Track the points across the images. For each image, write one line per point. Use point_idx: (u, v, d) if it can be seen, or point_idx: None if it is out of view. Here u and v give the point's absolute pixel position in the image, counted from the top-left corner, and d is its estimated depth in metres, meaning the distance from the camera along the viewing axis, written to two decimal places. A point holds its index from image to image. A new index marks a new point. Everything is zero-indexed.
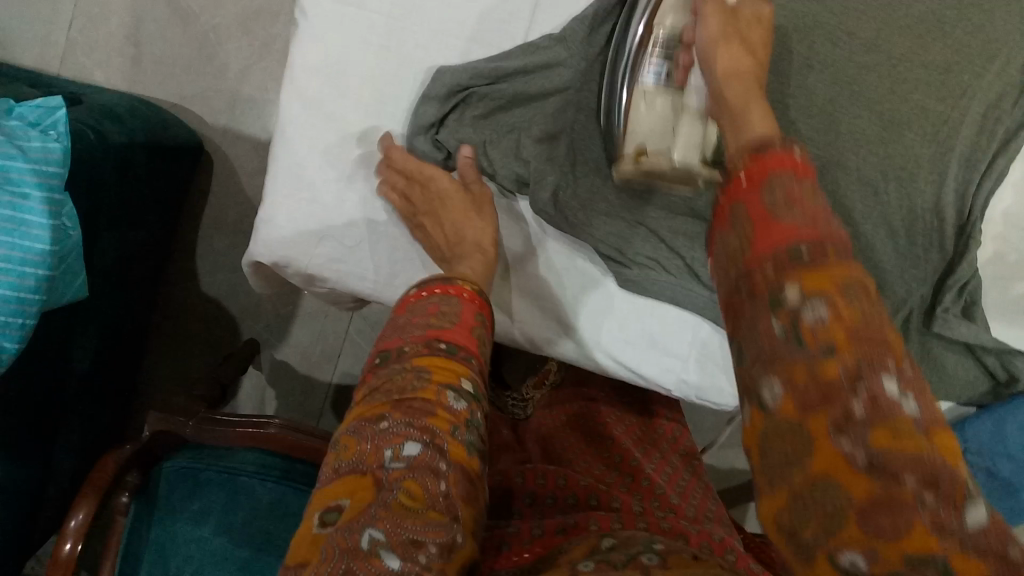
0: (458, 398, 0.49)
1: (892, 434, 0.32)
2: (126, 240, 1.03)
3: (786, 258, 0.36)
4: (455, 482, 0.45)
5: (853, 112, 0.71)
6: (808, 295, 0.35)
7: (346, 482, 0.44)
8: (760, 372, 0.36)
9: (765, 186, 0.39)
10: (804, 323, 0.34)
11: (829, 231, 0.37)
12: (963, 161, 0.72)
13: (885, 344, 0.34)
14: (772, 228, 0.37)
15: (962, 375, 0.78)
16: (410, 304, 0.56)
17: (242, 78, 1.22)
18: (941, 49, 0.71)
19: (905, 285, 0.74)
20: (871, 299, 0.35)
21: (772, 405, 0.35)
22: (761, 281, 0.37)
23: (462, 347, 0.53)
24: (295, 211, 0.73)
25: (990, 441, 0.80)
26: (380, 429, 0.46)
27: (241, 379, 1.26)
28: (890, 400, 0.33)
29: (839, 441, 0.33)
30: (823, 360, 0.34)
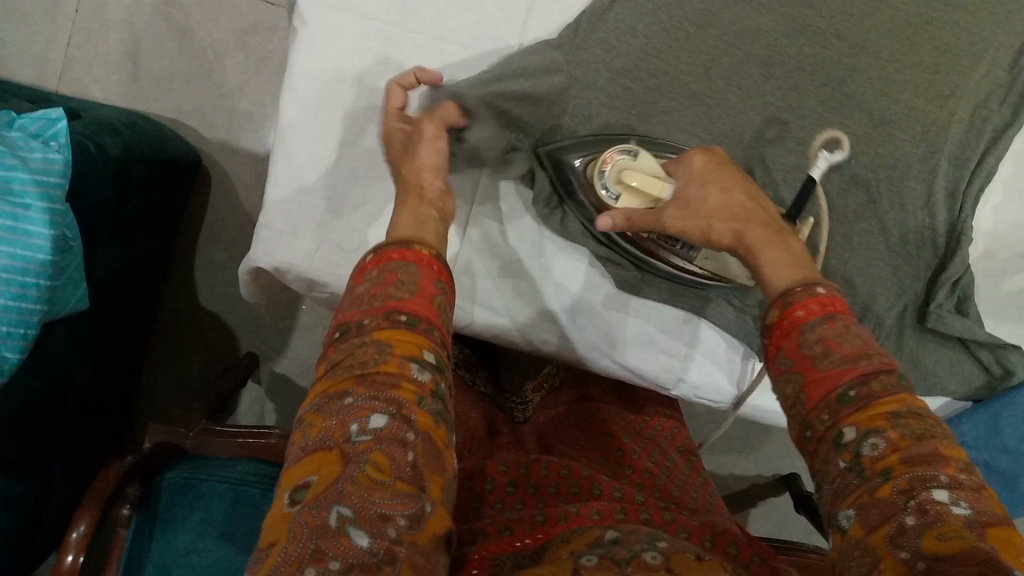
0: (422, 369, 0.50)
1: (941, 537, 0.40)
2: (127, 253, 1.04)
3: (838, 403, 0.47)
4: (422, 451, 0.47)
5: (845, 113, 0.72)
6: (864, 433, 0.45)
7: (312, 460, 0.46)
8: (838, 504, 0.46)
9: (801, 337, 0.51)
10: (863, 455, 0.45)
11: (873, 369, 0.48)
12: (953, 159, 0.74)
13: (937, 461, 0.43)
14: (819, 380, 0.49)
15: (960, 373, 0.78)
16: (368, 271, 0.55)
17: (240, 94, 1.23)
18: (929, 50, 0.72)
19: (899, 282, 0.75)
20: (918, 423, 0.45)
21: (847, 525, 0.44)
22: (820, 426, 0.48)
23: (423, 317, 0.53)
24: (294, 216, 0.74)
25: (987, 434, 0.81)
26: (345, 404, 0.48)
27: (240, 392, 1.26)
28: (938, 506, 0.41)
29: (896, 550, 0.41)
30: (880, 483, 0.44)
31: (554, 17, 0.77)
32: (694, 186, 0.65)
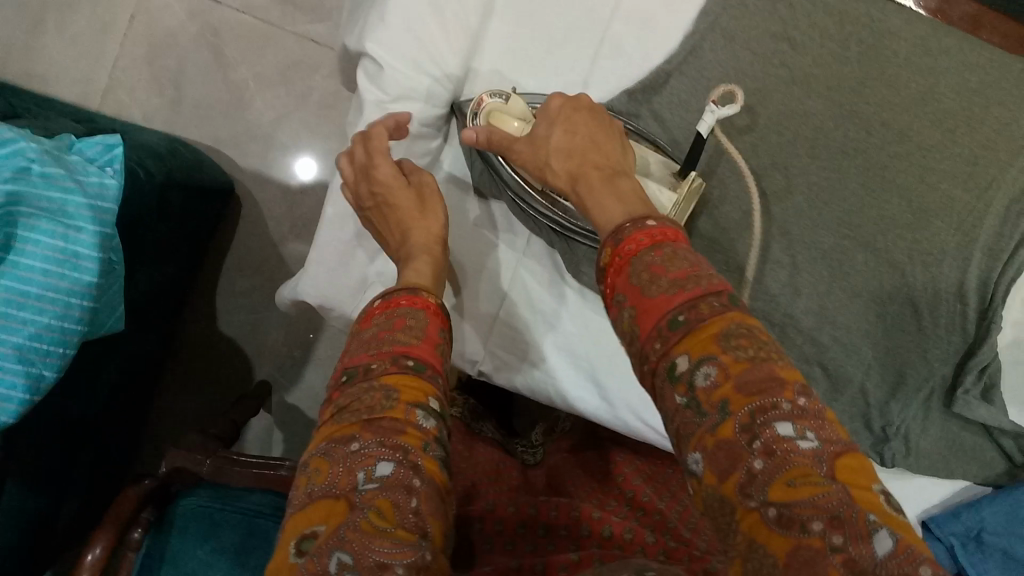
0: (426, 415, 0.55)
1: (789, 482, 0.40)
2: (158, 275, 1.05)
3: (670, 332, 0.48)
4: (426, 496, 0.51)
5: (884, 197, 0.75)
6: (696, 362, 0.46)
7: (318, 508, 0.49)
8: (686, 450, 0.45)
9: (630, 272, 0.52)
10: (697, 387, 0.45)
11: (699, 294, 0.49)
12: (987, 249, 0.75)
13: (773, 387, 0.44)
14: (652, 310, 0.50)
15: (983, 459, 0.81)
16: (377, 315, 0.63)
17: (277, 125, 1.26)
18: (970, 142, 0.75)
19: (928, 365, 0.76)
20: (748, 344, 0.45)
21: (698, 471, 0.44)
22: (654, 357, 0.49)
23: (427, 362, 0.59)
24: (344, 252, 0.77)
25: (1009, 521, 0.79)
26: (352, 451, 0.52)
27: (250, 421, 1.27)
28: (784, 444, 0.42)
29: (749, 498, 0.41)
30: (721, 423, 0.44)
31: (609, 82, 0.78)
32: (544, 125, 0.67)
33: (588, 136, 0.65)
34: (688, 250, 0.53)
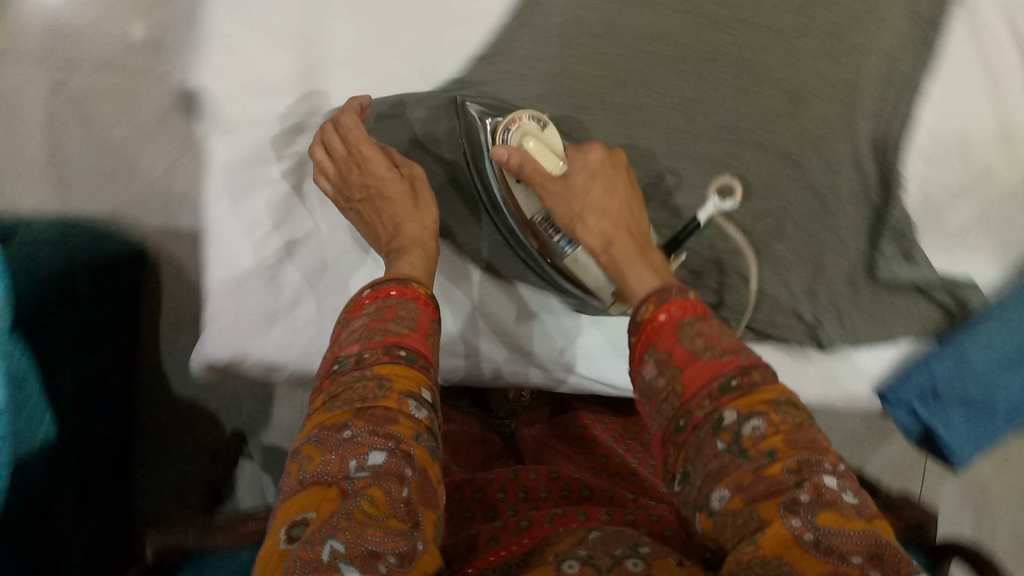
0: (418, 406, 0.55)
1: (837, 517, 0.48)
2: (77, 367, 1.01)
3: (718, 393, 0.56)
4: (417, 488, 0.51)
5: (762, 91, 0.76)
6: (743, 415, 0.54)
7: (311, 494, 0.49)
8: (711, 484, 0.53)
9: (682, 330, 0.60)
10: (743, 436, 0.53)
11: (748, 364, 0.57)
12: (875, 113, 0.76)
13: (819, 448, 0.53)
14: (699, 366, 0.57)
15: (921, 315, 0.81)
16: (367, 307, 0.61)
17: (171, 176, 1.06)
18: (829, 16, 0.76)
19: (841, 240, 0.80)
20: (796, 409, 0.54)
21: (720, 504, 0.52)
22: (699, 411, 0.56)
23: (421, 354, 0.58)
24: (240, 305, 0.80)
25: (955, 372, 0.78)
26: (344, 438, 0.52)
27: (236, 475, 1.27)
28: (829, 492, 0.50)
29: (790, 517, 0.48)
30: (768, 463, 0.51)
31: (451, 51, 0.77)
32: (581, 175, 0.73)
33: (624, 202, 0.73)
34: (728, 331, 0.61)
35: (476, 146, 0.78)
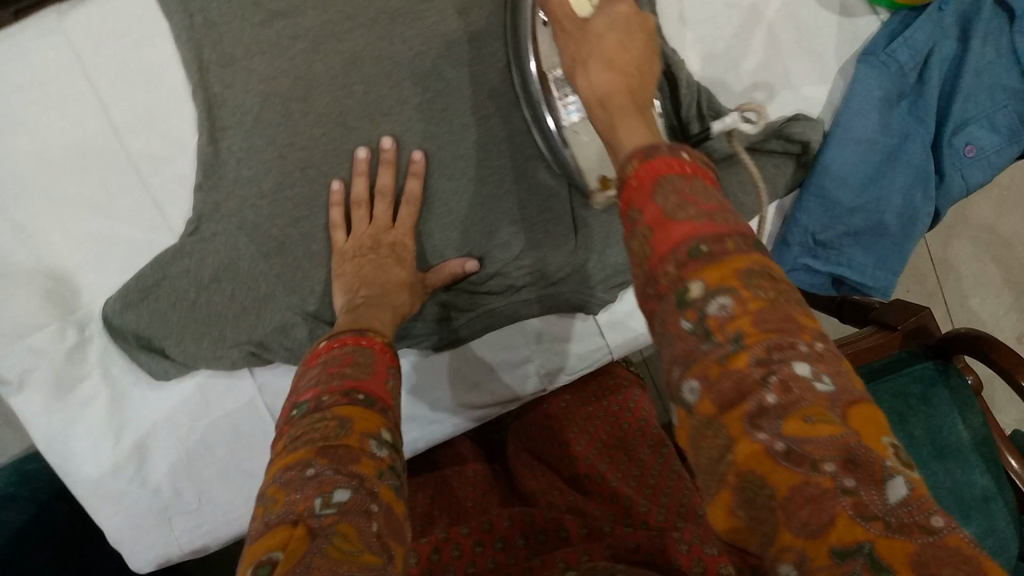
0: (381, 445, 0.44)
1: (807, 419, 0.29)
2: None
3: (686, 258, 0.33)
4: (388, 523, 0.41)
5: None
6: (711, 288, 0.32)
7: (273, 536, 0.38)
8: (678, 373, 0.32)
9: (655, 188, 0.35)
10: (710, 318, 0.31)
11: (730, 228, 0.33)
12: None
13: (792, 326, 0.31)
14: (670, 230, 0.33)
15: (917, 363, 0.91)
16: (321, 354, 0.50)
17: None
18: None
19: None
20: (774, 284, 0.32)
21: (692, 403, 0.31)
22: (662, 281, 0.33)
23: (381, 398, 0.47)
24: None
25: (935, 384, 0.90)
26: (306, 476, 0.41)
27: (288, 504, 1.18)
28: (802, 383, 0.29)
29: (757, 432, 0.29)
30: (734, 352, 0.30)
31: None
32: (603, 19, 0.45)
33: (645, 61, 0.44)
34: (714, 190, 0.35)
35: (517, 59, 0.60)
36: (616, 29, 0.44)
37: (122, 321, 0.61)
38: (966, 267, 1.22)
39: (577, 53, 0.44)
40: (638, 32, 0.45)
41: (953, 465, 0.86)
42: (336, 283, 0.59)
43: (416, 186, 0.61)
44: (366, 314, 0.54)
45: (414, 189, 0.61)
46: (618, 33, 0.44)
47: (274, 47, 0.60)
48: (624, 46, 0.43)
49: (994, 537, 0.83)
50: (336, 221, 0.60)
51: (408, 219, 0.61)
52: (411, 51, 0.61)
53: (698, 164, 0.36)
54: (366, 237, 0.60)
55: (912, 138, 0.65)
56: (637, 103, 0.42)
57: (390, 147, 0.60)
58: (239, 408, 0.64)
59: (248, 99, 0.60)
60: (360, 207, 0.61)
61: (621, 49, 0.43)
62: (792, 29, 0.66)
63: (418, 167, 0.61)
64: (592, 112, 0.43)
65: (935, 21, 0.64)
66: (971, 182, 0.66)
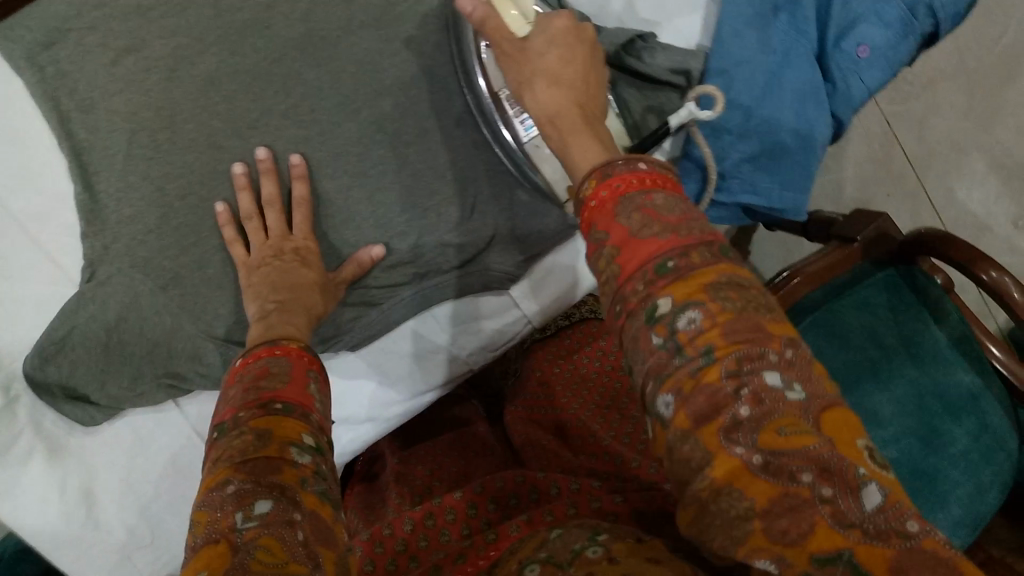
0: (304, 451, 0.40)
1: (780, 432, 0.32)
2: None
3: (654, 275, 0.37)
4: (314, 532, 0.37)
5: None
6: (679, 304, 0.36)
7: (198, 558, 0.36)
8: (653, 386, 0.36)
9: (618, 208, 0.40)
10: (680, 332, 0.35)
11: (694, 240, 0.38)
12: None
13: (760, 336, 0.34)
14: (637, 248, 0.38)
15: (881, 272, 0.86)
16: (236, 371, 0.46)
17: None
18: None
19: None
20: (740, 293, 0.36)
21: (668, 415, 0.34)
22: (632, 298, 0.37)
23: (301, 403, 0.43)
24: None
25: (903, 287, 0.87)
26: (227, 493, 0.38)
27: None
28: (774, 394, 0.33)
29: (733, 445, 0.32)
30: (705, 365, 0.34)
31: None
32: (541, 40, 0.51)
33: (582, 73, 0.50)
34: (675, 200, 0.40)
35: (461, 60, 0.62)
36: (557, 48, 0.51)
37: (44, 374, 0.61)
38: (945, 158, 1.17)
39: (530, 73, 0.50)
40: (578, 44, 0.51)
41: (934, 370, 0.82)
42: (247, 293, 0.58)
43: (303, 188, 0.61)
44: (280, 322, 0.52)
45: (302, 192, 0.60)
46: (559, 51, 0.50)
47: (129, 83, 0.60)
48: (570, 66, 0.50)
49: (988, 435, 0.80)
50: (231, 238, 0.60)
51: (304, 222, 0.61)
52: (264, 60, 0.61)
53: (654, 171, 0.41)
54: (268, 248, 0.60)
55: (795, 49, 0.62)
56: (585, 117, 0.48)
57: (266, 156, 0.60)
58: (174, 441, 0.66)
59: (114, 139, 0.60)
60: (251, 220, 0.60)
61: (562, 66, 0.50)
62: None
63: (302, 171, 0.60)
64: (542, 126, 0.49)
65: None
66: (871, 85, 0.63)
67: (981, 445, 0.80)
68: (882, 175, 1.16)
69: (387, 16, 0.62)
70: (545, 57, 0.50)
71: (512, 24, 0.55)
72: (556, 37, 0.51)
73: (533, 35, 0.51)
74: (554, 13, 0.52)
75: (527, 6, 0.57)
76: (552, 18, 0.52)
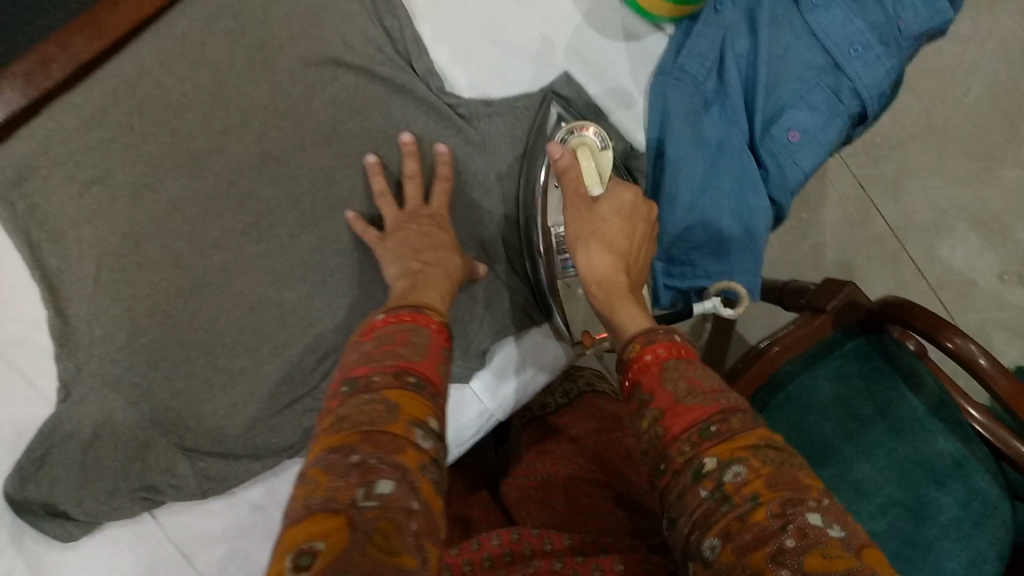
0: (426, 435, 0.43)
1: (827, 555, 0.34)
2: None
3: (699, 438, 0.41)
4: (425, 525, 0.39)
5: None
6: (725, 460, 0.39)
7: (313, 523, 0.37)
8: (698, 532, 0.38)
9: (664, 376, 0.44)
10: (726, 483, 0.38)
11: (733, 409, 0.42)
12: None
13: (799, 487, 0.38)
14: (682, 413, 0.42)
15: (850, 342, 0.84)
16: (376, 331, 0.49)
17: None
18: None
19: None
20: (778, 454, 0.39)
21: (713, 556, 0.36)
22: (679, 458, 0.41)
23: (429, 383, 0.47)
24: None
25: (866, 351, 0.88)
26: (350, 462, 0.40)
27: None
28: (817, 530, 0.35)
29: (779, 568, 0.34)
30: (752, 508, 0.36)
31: None
32: (608, 204, 0.57)
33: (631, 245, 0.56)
34: (708, 373, 0.45)
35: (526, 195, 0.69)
36: (620, 216, 0.57)
37: (24, 495, 0.62)
38: (925, 218, 1.17)
39: (589, 230, 0.56)
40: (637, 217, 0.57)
41: (913, 438, 0.79)
42: (385, 256, 0.62)
43: (414, 164, 0.66)
44: (420, 286, 0.56)
45: (412, 167, 0.65)
46: (621, 219, 0.56)
47: (96, 211, 0.63)
48: (626, 237, 0.56)
49: (977, 501, 0.76)
50: (366, 225, 0.65)
51: (439, 194, 0.66)
52: (222, 182, 0.65)
53: (688, 353, 0.46)
54: (403, 215, 0.64)
55: (728, 139, 0.65)
56: (629, 286, 0.54)
57: (355, 216, 0.66)
58: (150, 550, 0.67)
59: (83, 266, 0.63)
60: (384, 195, 0.65)
61: (619, 234, 0.56)
62: (587, 49, 0.71)
63: (376, 168, 0.66)
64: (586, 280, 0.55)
65: (715, 25, 0.66)
66: (805, 165, 0.65)
67: (971, 511, 0.76)
68: (862, 238, 1.17)
69: (334, 136, 0.67)
70: (607, 223, 0.56)
71: (587, 176, 0.62)
72: (623, 208, 0.57)
73: (605, 197, 0.57)
74: (625, 184, 0.58)
75: (605, 168, 0.65)
76: (622, 187, 0.59)
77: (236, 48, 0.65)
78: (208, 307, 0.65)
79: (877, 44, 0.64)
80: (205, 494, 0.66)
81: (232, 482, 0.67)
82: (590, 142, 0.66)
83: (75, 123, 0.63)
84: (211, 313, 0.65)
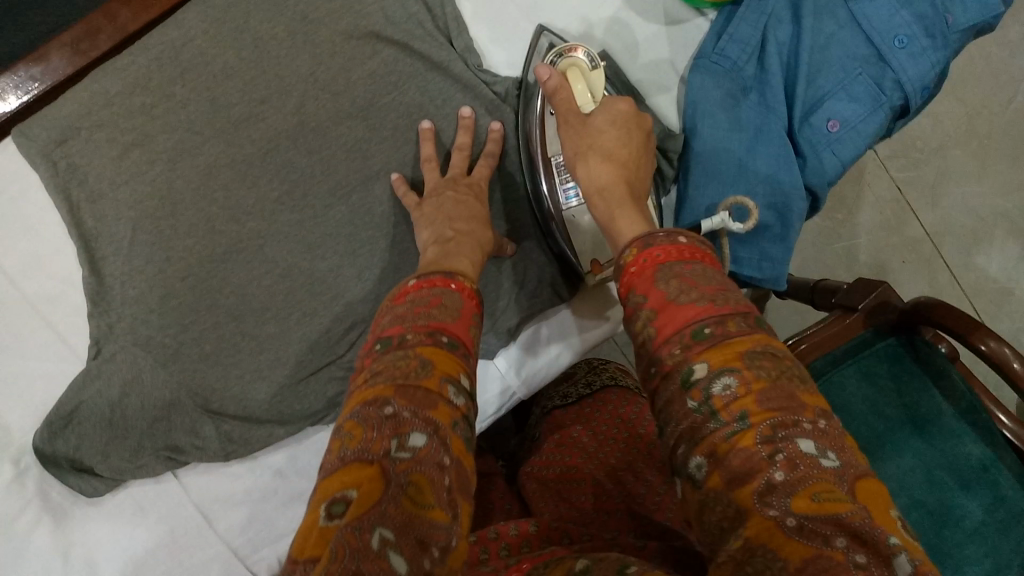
0: (458, 393, 0.44)
1: (815, 498, 0.33)
2: None
3: (691, 341, 0.40)
4: (455, 481, 0.40)
5: None
6: (716, 372, 0.38)
7: (348, 471, 0.38)
8: (686, 448, 0.38)
9: (657, 275, 0.43)
10: (715, 397, 0.38)
11: (730, 311, 0.41)
12: None
13: (793, 406, 0.37)
14: (673, 314, 0.41)
15: (881, 341, 0.82)
16: (409, 293, 0.50)
17: None
18: None
19: None
20: (773, 365, 0.38)
21: (701, 477, 0.37)
22: (669, 362, 0.41)
23: (462, 343, 0.47)
24: None
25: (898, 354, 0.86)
26: (384, 415, 0.40)
27: None
28: (808, 459, 0.35)
29: (766, 509, 0.34)
30: (741, 430, 0.36)
31: None
32: (602, 117, 0.57)
33: (631, 155, 0.56)
34: (708, 270, 0.44)
35: (523, 136, 0.67)
36: (614, 126, 0.56)
37: (52, 448, 0.64)
38: (962, 224, 1.16)
39: (587, 147, 0.56)
40: (630, 125, 0.57)
41: (941, 442, 0.78)
42: (420, 220, 0.62)
43: (465, 137, 0.66)
44: (451, 253, 0.56)
45: (462, 139, 0.66)
46: (615, 130, 0.56)
47: (134, 174, 0.65)
48: (623, 145, 0.55)
49: (1003, 509, 0.74)
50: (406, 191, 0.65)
51: (484, 167, 0.66)
52: (259, 150, 0.65)
53: (690, 248, 0.45)
54: (442, 182, 0.64)
55: (766, 127, 0.64)
56: (632, 196, 0.53)
57: (399, 178, 0.66)
58: (171, 511, 0.68)
59: (120, 226, 0.64)
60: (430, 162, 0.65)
61: (617, 147, 0.55)
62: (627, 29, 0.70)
63: (428, 135, 0.66)
64: (591, 196, 0.54)
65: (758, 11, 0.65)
66: (844, 157, 0.64)
67: (998, 520, 0.74)
68: (898, 241, 1.15)
69: (372, 108, 0.67)
70: (604, 136, 0.56)
71: (579, 97, 0.60)
72: (617, 117, 0.57)
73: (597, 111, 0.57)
74: (618, 97, 0.58)
75: (598, 87, 0.61)
76: (616, 99, 0.58)
77: (279, 20, 0.65)
78: (239, 273, 0.65)
79: (923, 36, 0.63)
80: (228, 456, 0.67)
81: (254, 446, 0.67)
82: (584, 61, 0.62)
83: (118, 87, 0.65)
84: (242, 278, 0.66)
